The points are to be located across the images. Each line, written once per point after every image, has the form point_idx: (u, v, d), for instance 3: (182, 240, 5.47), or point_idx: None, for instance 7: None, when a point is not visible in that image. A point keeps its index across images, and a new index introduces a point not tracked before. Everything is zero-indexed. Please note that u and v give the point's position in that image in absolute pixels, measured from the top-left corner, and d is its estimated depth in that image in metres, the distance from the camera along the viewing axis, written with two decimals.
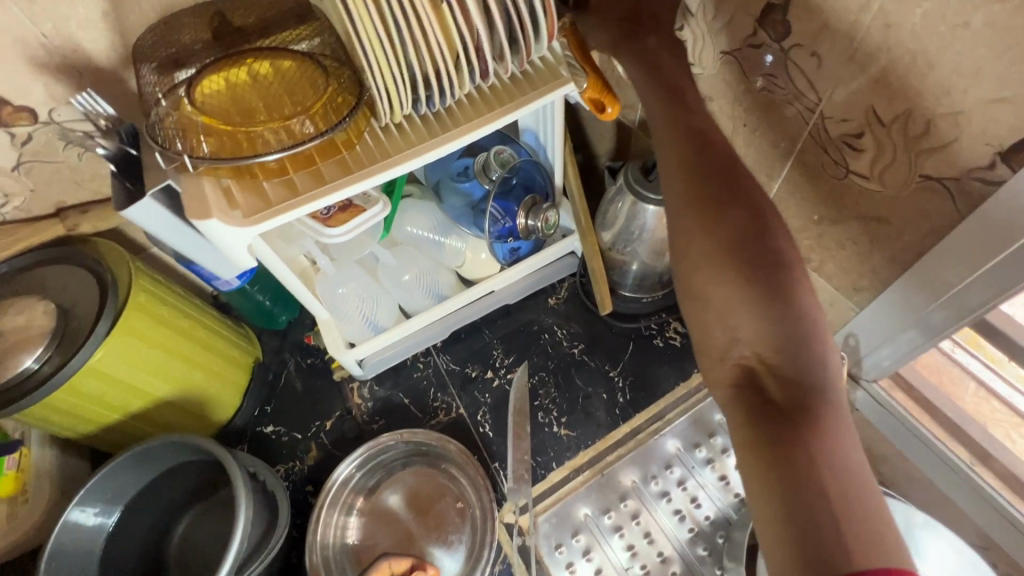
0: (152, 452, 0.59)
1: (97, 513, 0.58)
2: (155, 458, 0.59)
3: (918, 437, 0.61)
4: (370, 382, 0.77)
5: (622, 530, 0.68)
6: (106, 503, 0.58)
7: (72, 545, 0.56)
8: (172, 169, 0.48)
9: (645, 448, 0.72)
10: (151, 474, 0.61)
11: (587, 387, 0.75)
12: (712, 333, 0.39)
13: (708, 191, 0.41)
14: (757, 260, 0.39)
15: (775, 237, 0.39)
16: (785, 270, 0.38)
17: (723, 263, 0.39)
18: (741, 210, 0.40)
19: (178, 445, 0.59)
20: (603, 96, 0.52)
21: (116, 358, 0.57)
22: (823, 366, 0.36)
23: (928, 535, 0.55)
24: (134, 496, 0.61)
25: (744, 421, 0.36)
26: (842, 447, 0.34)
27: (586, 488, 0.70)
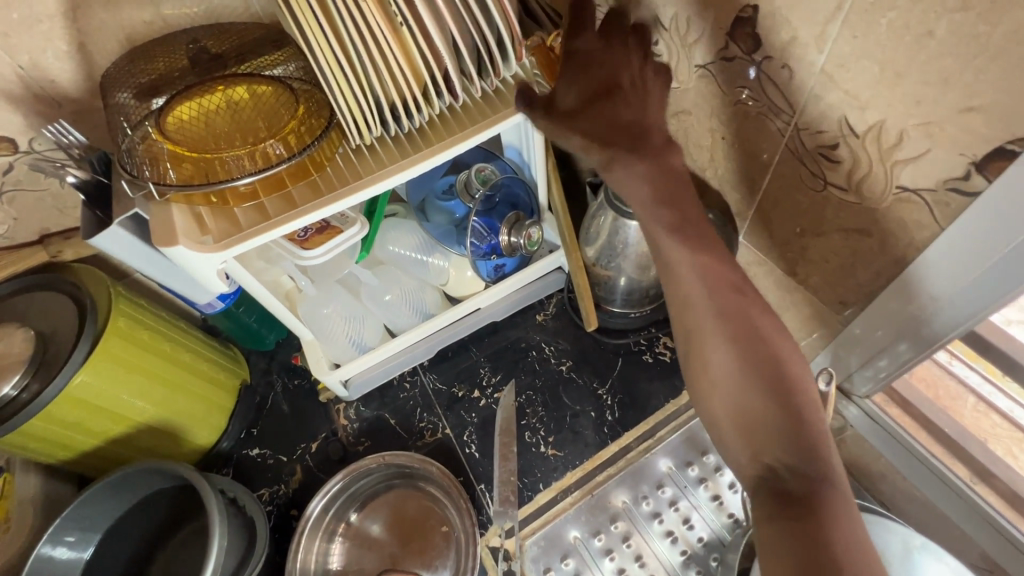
0: (130, 478, 0.58)
1: (72, 545, 0.57)
2: (132, 483, 0.59)
3: (914, 453, 0.59)
4: (356, 403, 0.76)
5: (613, 553, 0.67)
6: (82, 534, 0.58)
7: None
8: (140, 197, 0.48)
9: (636, 467, 0.70)
10: (128, 502, 0.61)
11: (575, 406, 0.74)
12: (728, 433, 0.41)
13: (705, 299, 0.44)
14: (760, 366, 0.41)
15: (774, 343, 0.42)
16: (788, 368, 0.41)
17: (729, 362, 0.42)
18: (741, 312, 0.43)
19: (156, 471, 0.59)
20: (571, 112, 0.51)
21: (94, 384, 0.57)
22: (832, 460, 0.38)
23: (927, 558, 0.53)
24: (111, 526, 0.61)
25: (765, 524, 0.36)
26: (859, 540, 0.34)
27: (576, 510, 0.68)
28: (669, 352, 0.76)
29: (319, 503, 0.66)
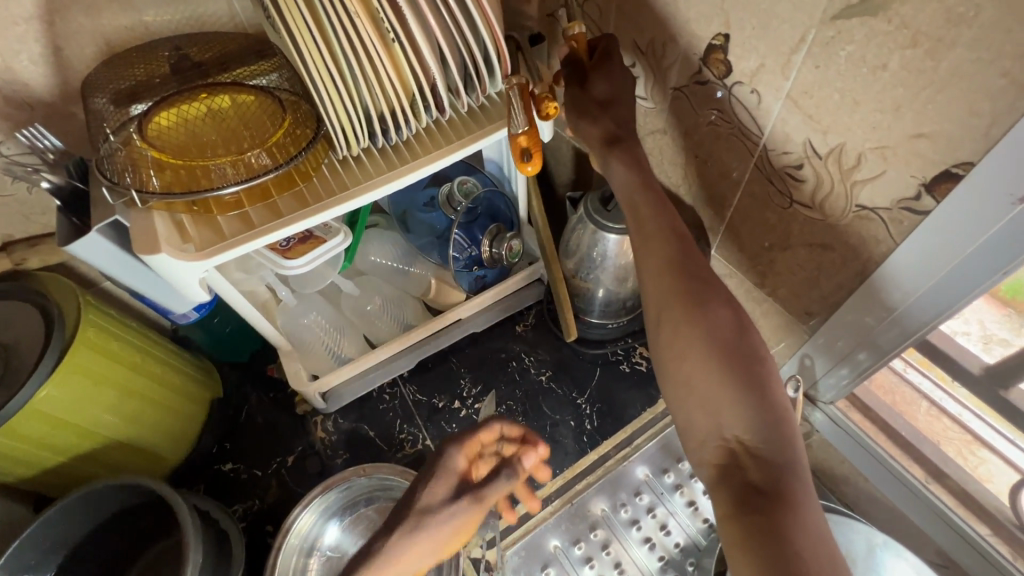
0: (98, 496, 0.56)
1: (32, 567, 0.55)
2: (99, 502, 0.57)
3: (874, 455, 0.62)
4: (334, 415, 0.75)
5: (593, 561, 0.68)
6: (42, 555, 0.55)
7: None
8: (121, 205, 0.47)
9: (614, 476, 0.72)
10: (93, 522, 0.58)
11: (555, 415, 0.75)
12: (695, 419, 0.42)
13: (682, 280, 0.45)
14: (734, 354, 0.41)
15: (750, 334, 0.43)
16: (761, 365, 0.41)
17: (704, 357, 0.42)
18: (720, 305, 0.43)
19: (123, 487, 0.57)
20: (534, 149, 0.52)
21: (61, 398, 0.55)
22: (794, 448, 0.39)
23: (888, 555, 0.56)
24: (75, 547, 0.58)
25: (726, 501, 0.38)
26: (816, 520, 0.36)
27: (555, 519, 0.69)
28: (646, 361, 0.78)
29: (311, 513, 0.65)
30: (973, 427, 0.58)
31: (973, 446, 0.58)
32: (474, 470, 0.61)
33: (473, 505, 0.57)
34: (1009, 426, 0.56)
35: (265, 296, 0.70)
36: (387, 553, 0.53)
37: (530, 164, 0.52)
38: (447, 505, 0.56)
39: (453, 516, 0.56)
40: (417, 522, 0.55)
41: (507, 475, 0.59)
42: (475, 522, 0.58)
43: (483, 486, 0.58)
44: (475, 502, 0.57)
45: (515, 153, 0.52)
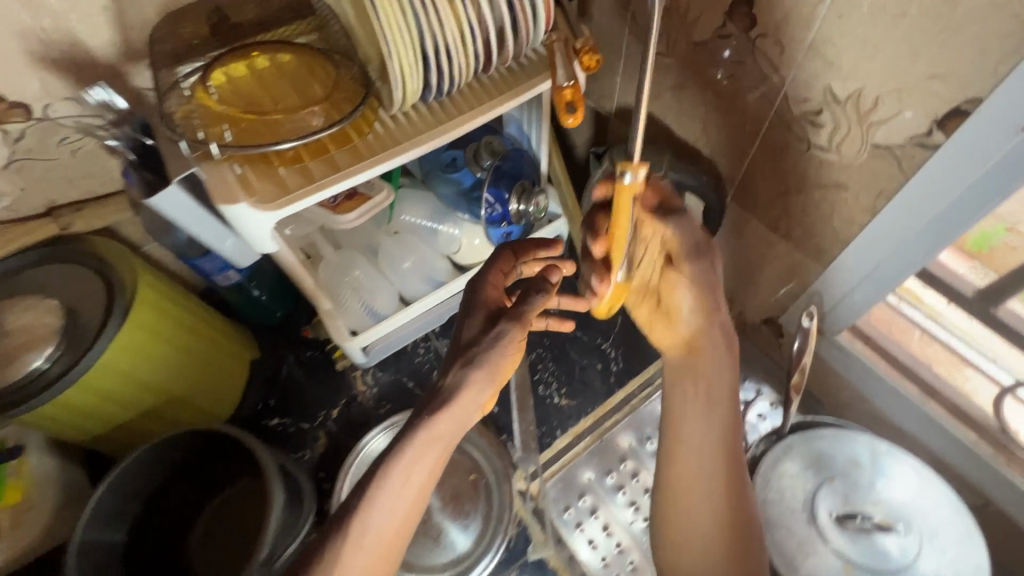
0: (172, 446, 0.59)
1: (115, 513, 0.57)
2: (172, 451, 0.59)
3: (878, 376, 0.69)
4: (372, 369, 0.79)
5: (624, 487, 0.73)
6: (126, 502, 0.58)
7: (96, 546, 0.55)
8: (196, 158, 0.49)
9: (637, 413, 0.76)
10: (166, 473, 0.60)
11: (583, 359, 0.80)
12: (692, 541, 0.52)
13: (711, 460, 0.52)
14: (737, 508, 0.52)
15: (744, 475, 0.53)
16: (749, 518, 0.52)
17: (710, 490, 0.52)
18: (733, 432, 0.54)
19: (196, 437, 0.59)
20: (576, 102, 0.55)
21: (128, 353, 0.58)
22: None
23: (892, 461, 0.61)
24: (152, 495, 0.60)
25: None
26: None
27: (588, 453, 0.74)
28: None
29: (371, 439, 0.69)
30: (959, 350, 0.67)
31: (960, 366, 0.67)
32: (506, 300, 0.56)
33: (515, 352, 0.51)
34: (992, 345, 0.65)
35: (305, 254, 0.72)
36: (448, 393, 0.48)
37: (573, 118, 0.55)
38: (494, 330, 0.50)
39: (498, 340, 0.50)
40: (464, 364, 0.49)
41: (544, 290, 0.52)
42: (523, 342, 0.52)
43: (522, 306, 0.52)
44: (517, 318, 0.51)
45: (559, 105, 0.55)
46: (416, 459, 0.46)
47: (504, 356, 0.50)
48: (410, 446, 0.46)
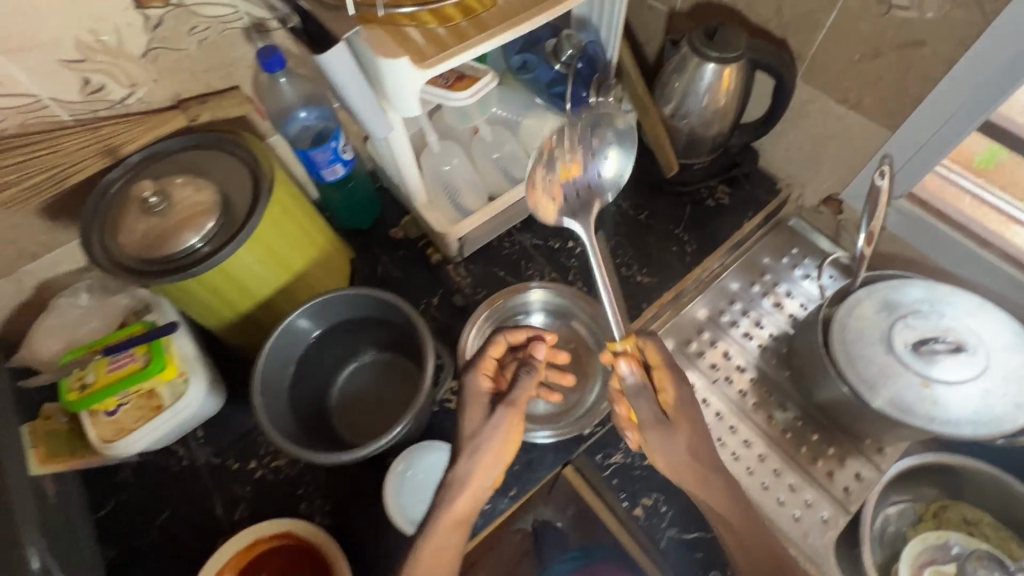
0: (346, 302, 0.66)
1: (308, 322, 0.66)
2: (344, 306, 0.67)
3: (937, 231, 0.76)
4: (464, 261, 0.85)
5: (704, 353, 0.82)
6: (312, 320, 0.66)
7: (286, 337, 0.64)
8: (355, 19, 0.53)
9: (714, 289, 0.86)
10: (338, 318, 0.68)
11: (658, 243, 0.86)
12: None
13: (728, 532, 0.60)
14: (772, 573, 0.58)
15: None
16: None
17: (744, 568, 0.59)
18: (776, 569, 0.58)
19: (361, 301, 0.66)
20: None
21: (269, 225, 0.62)
22: None
23: (958, 297, 0.69)
24: (331, 326, 0.68)
25: None
26: None
27: (666, 328, 0.83)
28: (727, 197, 0.90)
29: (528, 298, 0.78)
30: (1009, 210, 0.74)
31: (1011, 223, 0.74)
32: (495, 381, 0.62)
33: (512, 430, 0.59)
34: None
35: (417, 137, 0.81)
36: (460, 476, 0.57)
37: None
38: (488, 421, 0.58)
39: (495, 427, 0.57)
40: (469, 453, 0.57)
41: (527, 371, 0.59)
42: (517, 423, 0.59)
43: (509, 391, 0.59)
44: (508, 408, 0.58)
45: None
46: (442, 536, 0.56)
47: (497, 437, 0.58)
48: (436, 526, 0.55)
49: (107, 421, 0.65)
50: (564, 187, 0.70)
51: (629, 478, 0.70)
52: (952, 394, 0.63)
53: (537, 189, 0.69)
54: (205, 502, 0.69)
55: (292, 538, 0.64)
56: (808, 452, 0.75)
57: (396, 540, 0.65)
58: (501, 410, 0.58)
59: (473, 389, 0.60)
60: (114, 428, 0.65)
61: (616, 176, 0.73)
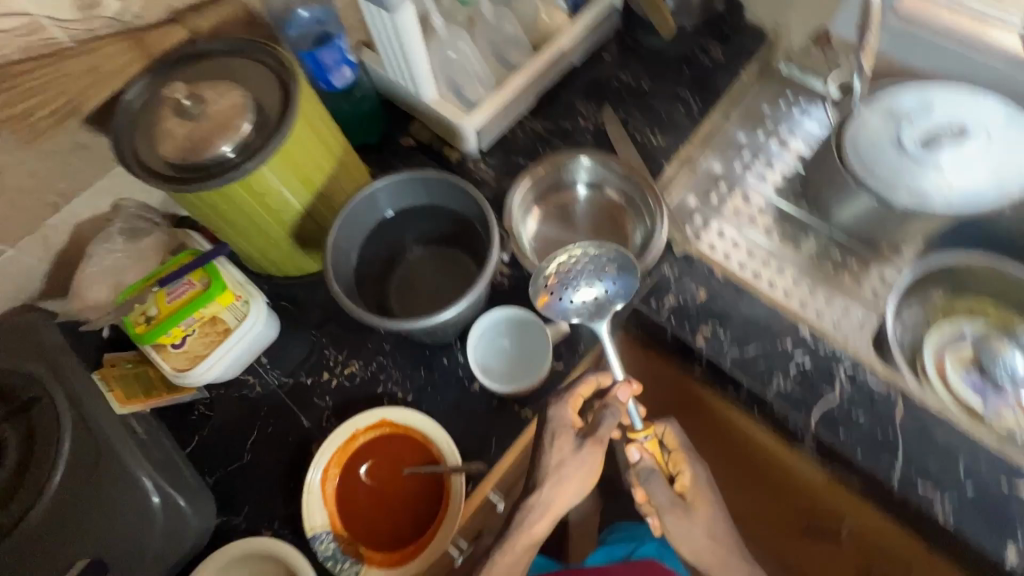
0: (406, 184, 0.67)
1: (387, 197, 0.68)
2: (404, 188, 0.67)
3: (925, 39, 0.80)
4: (482, 155, 0.85)
5: (725, 200, 0.86)
6: (385, 200, 0.68)
7: (360, 206, 0.65)
8: None
9: (722, 142, 0.89)
10: (410, 202, 0.70)
11: (664, 105, 0.88)
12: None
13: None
14: None
15: None
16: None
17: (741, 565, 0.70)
18: None
19: (420, 182, 0.67)
20: None
21: (303, 123, 0.60)
22: None
23: (958, 91, 0.74)
24: (405, 207, 0.70)
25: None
26: None
27: (688, 183, 0.86)
28: (720, 51, 0.91)
29: (579, 167, 0.77)
30: None
31: None
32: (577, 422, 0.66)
33: (594, 464, 0.65)
34: None
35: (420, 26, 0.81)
36: (544, 500, 0.64)
37: None
38: (576, 454, 0.63)
39: (584, 460, 0.64)
40: (554, 481, 0.63)
41: (611, 411, 0.63)
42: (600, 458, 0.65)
43: (595, 427, 0.64)
44: (596, 444, 0.64)
45: None
46: (519, 551, 0.63)
47: (581, 473, 0.64)
48: (513, 537, 0.63)
49: (180, 352, 0.65)
50: (555, 310, 0.67)
51: (687, 316, 0.73)
52: (964, 174, 0.68)
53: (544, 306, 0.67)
54: (289, 415, 0.71)
55: (386, 425, 0.66)
56: (831, 268, 0.81)
57: (484, 407, 0.69)
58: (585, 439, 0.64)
59: (557, 413, 0.64)
60: (187, 358, 0.65)
61: (618, 296, 0.67)
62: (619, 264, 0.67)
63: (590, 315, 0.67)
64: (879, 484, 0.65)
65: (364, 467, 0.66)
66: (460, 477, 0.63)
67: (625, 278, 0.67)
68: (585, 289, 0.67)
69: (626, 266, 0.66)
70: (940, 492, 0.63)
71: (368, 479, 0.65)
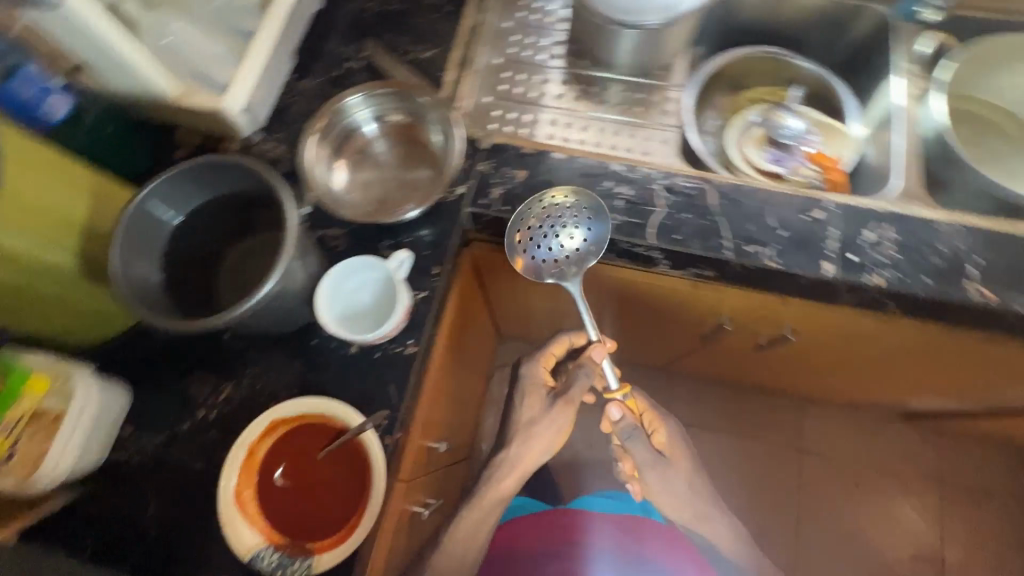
0: (179, 185, 0.62)
1: (166, 207, 0.63)
2: (180, 189, 0.63)
3: None
4: (265, 135, 0.80)
5: (518, 87, 0.88)
6: (165, 210, 0.63)
7: (143, 221, 0.61)
8: None
9: (491, 35, 0.91)
10: (196, 202, 0.65)
11: (421, 19, 0.87)
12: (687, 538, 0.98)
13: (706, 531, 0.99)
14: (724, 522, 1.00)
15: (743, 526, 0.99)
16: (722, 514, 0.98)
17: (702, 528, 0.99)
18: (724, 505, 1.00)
19: (192, 182, 0.63)
20: None
21: (21, 165, 0.53)
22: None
23: None
24: (192, 211, 0.65)
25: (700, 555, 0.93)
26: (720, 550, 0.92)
27: (477, 84, 0.87)
28: None
29: (350, 107, 0.76)
30: None
31: None
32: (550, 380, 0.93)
33: (561, 419, 0.89)
34: None
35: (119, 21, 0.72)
36: (513, 456, 0.89)
37: None
38: (545, 409, 0.90)
39: (551, 417, 0.89)
40: (525, 431, 0.89)
41: (583, 369, 0.88)
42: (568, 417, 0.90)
43: (568, 388, 0.89)
44: (565, 400, 0.89)
45: None
46: (491, 497, 0.88)
47: (549, 431, 0.89)
48: (481, 491, 0.88)
49: (12, 462, 0.57)
50: (533, 266, 0.78)
51: (516, 199, 0.76)
52: None
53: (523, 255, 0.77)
54: (176, 467, 0.66)
55: (281, 426, 0.64)
56: (619, 105, 0.89)
57: (369, 362, 0.68)
58: (559, 404, 0.89)
59: (533, 376, 0.93)
60: (25, 464, 0.58)
61: (595, 246, 0.75)
62: (591, 211, 0.74)
63: (565, 263, 0.78)
64: (722, 263, 0.73)
65: (279, 471, 0.63)
66: (370, 431, 0.63)
67: (600, 224, 0.74)
68: (564, 235, 0.76)
69: (600, 214, 0.74)
70: (765, 246, 0.72)
71: (286, 482, 0.63)
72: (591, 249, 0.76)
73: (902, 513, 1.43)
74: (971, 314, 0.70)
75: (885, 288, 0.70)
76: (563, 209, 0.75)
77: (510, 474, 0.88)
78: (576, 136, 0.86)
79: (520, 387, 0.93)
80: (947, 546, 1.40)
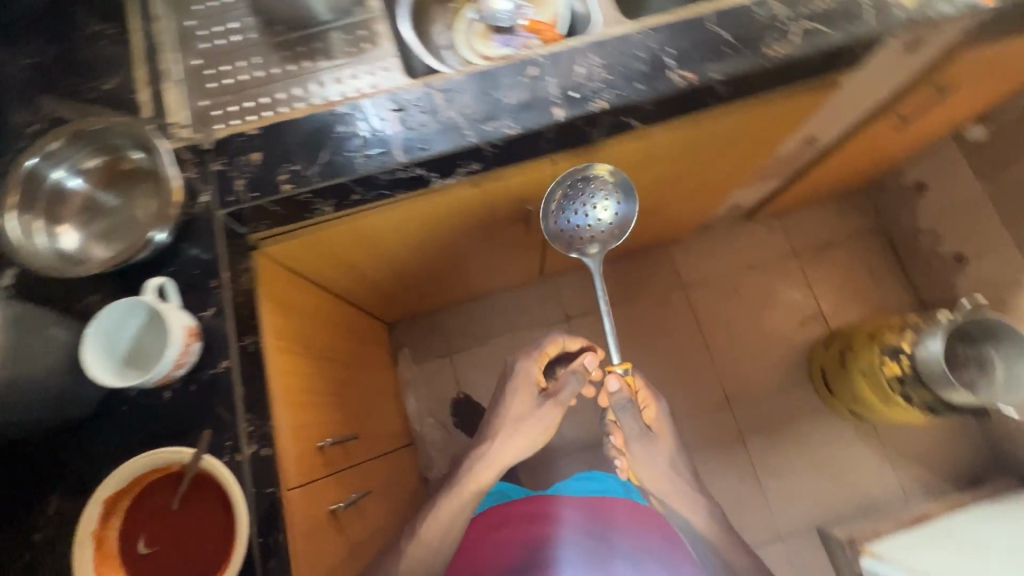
0: None
1: None
2: None
3: None
4: None
5: (229, 76, 0.86)
6: None
7: None
8: None
9: (179, 37, 0.87)
10: None
11: (87, 51, 0.80)
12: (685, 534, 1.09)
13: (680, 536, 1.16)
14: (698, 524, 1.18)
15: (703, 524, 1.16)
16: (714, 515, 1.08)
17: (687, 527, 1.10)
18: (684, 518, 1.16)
19: None
20: None
21: None
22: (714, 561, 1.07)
23: None
24: None
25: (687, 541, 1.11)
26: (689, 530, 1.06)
27: (184, 90, 0.83)
28: None
29: (42, 171, 0.70)
30: None
31: None
32: (540, 384, 1.02)
33: (537, 419, 1.00)
34: None
35: None
36: (497, 451, 1.01)
37: None
38: (535, 409, 1.00)
39: (542, 415, 1.00)
40: (506, 433, 1.01)
41: (575, 374, 0.96)
42: (551, 419, 1.01)
43: (559, 391, 0.98)
44: (556, 402, 0.98)
45: None
46: (459, 493, 1.03)
47: (533, 429, 1.00)
48: (468, 488, 1.02)
49: None
50: (557, 220, 1.01)
51: (261, 181, 0.75)
52: None
53: (552, 219, 1.01)
54: None
55: (122, 499, 0.63)
56: (335, 52, 0.87)
57: (186, 398, 0.67)
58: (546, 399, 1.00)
59: (528, 376, 1.02)
60: None
61: (619, 221, 0.99)
62: (622, 193, 0.96)
63: (586, 232, 1.02)
64: (474, 151, 0.77)
65: (142, 542, 0.62)
66: (209, 456, 0.63)
67: (630, 205, 0.97)
68: (599, 210, 0.98)
69: (628, 195, 0.96)
70: (500, 118, 0.76)
71: (153, 547, 0.62)
72: (622, 223, 1.00)
73: (774, 290, 1.64)
74: (686, 99, 0.79)
75: (609, 110, 0.77)
76: (594, 184, 0.95)
77: (484, 466, 1.01)
78: (336, 91, 0.85)
79: (511, 381, 1.03)
80: (816, 296, 1.62)
